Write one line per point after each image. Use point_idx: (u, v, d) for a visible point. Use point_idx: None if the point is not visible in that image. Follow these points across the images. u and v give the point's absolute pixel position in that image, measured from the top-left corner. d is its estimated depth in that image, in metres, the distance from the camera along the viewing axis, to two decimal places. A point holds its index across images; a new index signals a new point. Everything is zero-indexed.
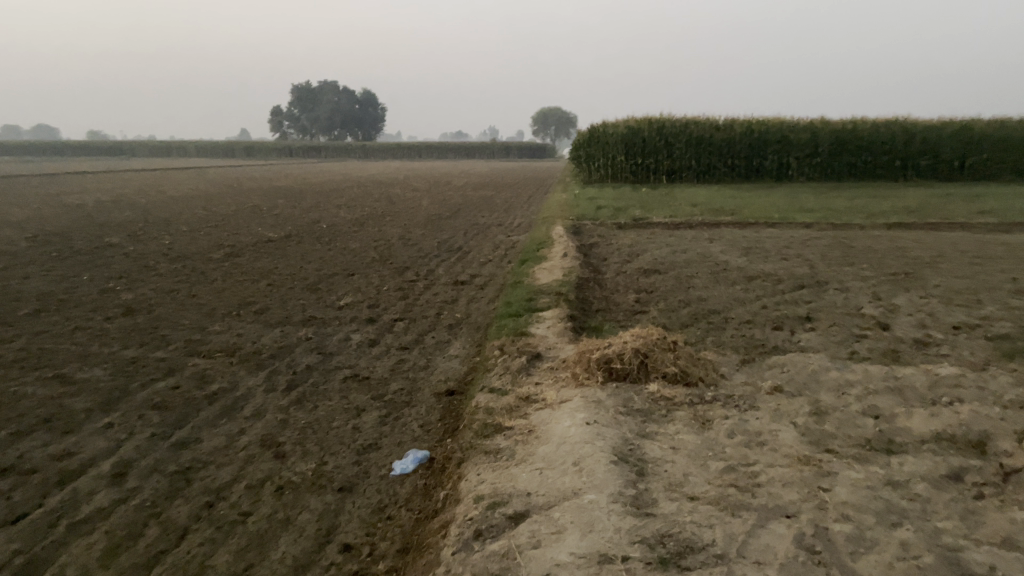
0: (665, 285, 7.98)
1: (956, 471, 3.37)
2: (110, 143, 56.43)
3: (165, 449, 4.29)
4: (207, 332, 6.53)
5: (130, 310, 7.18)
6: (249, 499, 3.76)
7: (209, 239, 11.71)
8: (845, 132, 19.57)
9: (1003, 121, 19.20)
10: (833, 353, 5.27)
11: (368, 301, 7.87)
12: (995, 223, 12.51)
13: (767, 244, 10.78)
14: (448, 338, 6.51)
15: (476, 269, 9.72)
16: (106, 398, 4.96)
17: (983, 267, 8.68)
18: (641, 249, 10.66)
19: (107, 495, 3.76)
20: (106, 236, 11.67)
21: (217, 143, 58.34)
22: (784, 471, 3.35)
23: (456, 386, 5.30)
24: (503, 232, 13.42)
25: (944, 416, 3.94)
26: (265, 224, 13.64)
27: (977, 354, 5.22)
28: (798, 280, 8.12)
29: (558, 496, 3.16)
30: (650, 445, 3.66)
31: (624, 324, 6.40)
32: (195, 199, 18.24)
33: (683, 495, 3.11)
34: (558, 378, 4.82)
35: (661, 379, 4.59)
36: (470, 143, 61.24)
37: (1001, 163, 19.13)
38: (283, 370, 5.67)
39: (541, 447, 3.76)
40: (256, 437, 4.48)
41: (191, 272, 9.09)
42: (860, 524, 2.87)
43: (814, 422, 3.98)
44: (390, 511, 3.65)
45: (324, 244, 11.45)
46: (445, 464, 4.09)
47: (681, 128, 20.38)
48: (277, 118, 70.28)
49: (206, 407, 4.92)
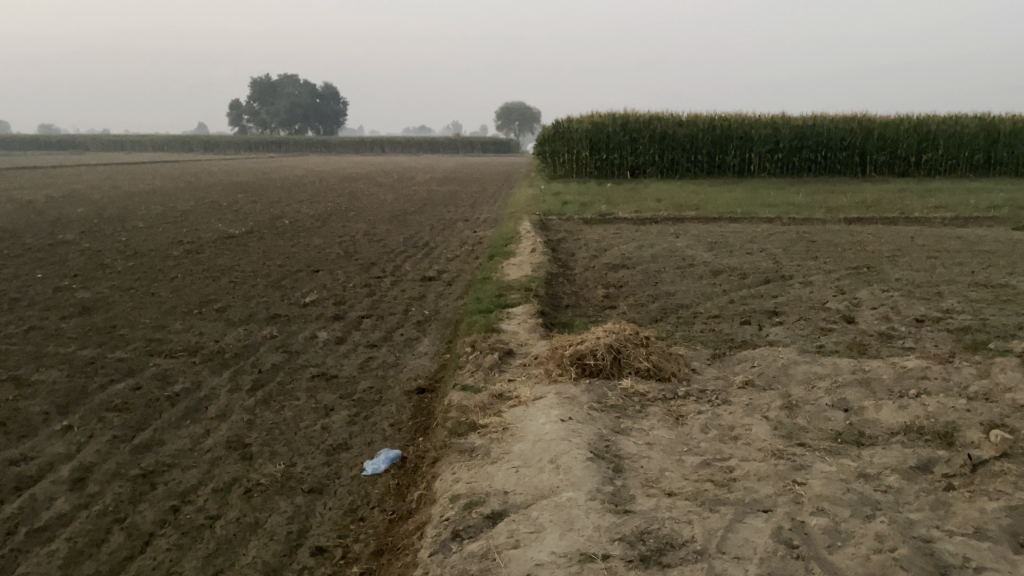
0: (633, 280, 8.00)
1: (924, 462, 3.42)
2: (62, 137, 55.13)
3: (127, 452, 4.17)
4: (168, 331, 6.37)
5: (87, 309, 6.99)
6: (217, 502, 3.67)
7: (168, 235, 11.46)
8: (806, 127, 19.84)
9: (957, 117, 19.63)
10: (802, 347, 5.32)
11: (335, 297, 7.77)
12: (951, 217, 12.80)
13: (731, 239, 10.87)
14: (417, 335, 6.45)
15: (443, 265, 9.65)
16: (65, 401, 4.80)
17: (942, 261, 8.86)
18: (608, 244, 10.68)
19: (68, 501, 3.64)
20: (60, 233, 11.35)
21: (174, 137, 57.13)
22: (759, 465, 3.36)
23: (427, 384, 5.25)
24: (469, 227, 13.37)
25: (911, 407, 4.00)
26: (226, 220, 13.39)
27: (941, 347, 5.32)
28: (764, 275, 8.20)
29: (536, 494, 3.13)
30: (625, 441, 3.65)
31: (595, 319, 6.39)
32: (153, 194, 17.85)
33: (661, 491, 3.10)
34: (530, 375, 4.79)
35: (634, 375, 4.60)
36: (433, 138, 60.95)
37: (956, 158, 19.57)
38: (249, 369, 5.56)
39: (516, 445, 3.73)
40: (222, 439, 4.38)
41: (150, 269, 8.88)
42: (835, 517, 2.89)
43: (786, 415, 4.01)
44: (363, 512, 3.59)
45: (287, 241, 11.28)
46: (418, 463, 4.04)
47: (645, 124, 20.48)
48: (237, 112, 69.17)
49: (169, 408, 4.79)
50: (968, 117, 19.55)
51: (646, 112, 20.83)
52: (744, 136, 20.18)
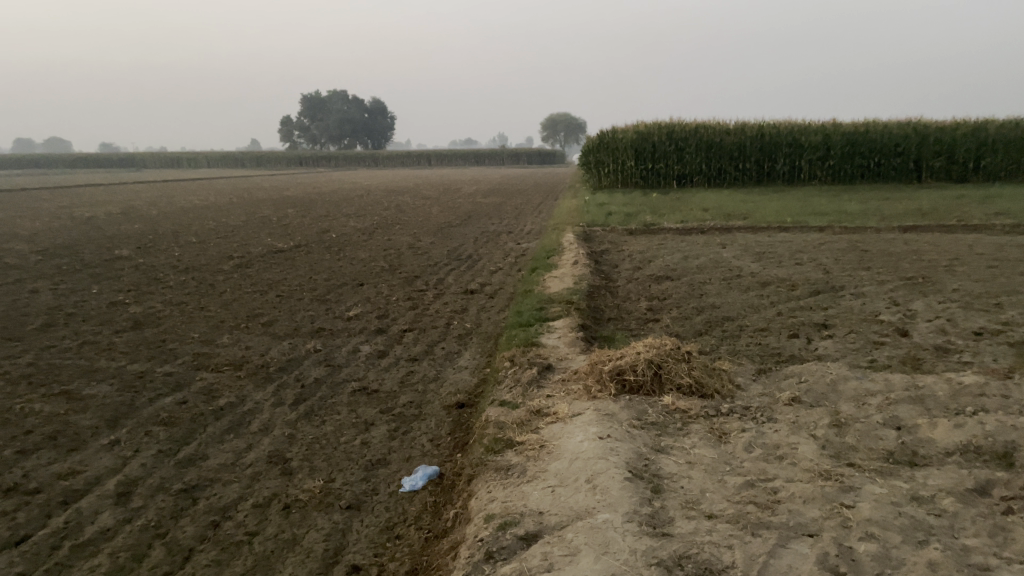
0: (677, 292, 7.88)
1: (982, 484, 3.26)
2: (121, 154, 57.11)
3: (171, 467, 4.22)
4: (216, 345, 6.48)
5: (138, 323, 7.16)
6: (256, 518, 3.69)
7: (218, 250, 11.70)
8: (858, 134, 19.40)
9: (1018, 120, 18.96)
10: (852, 362, 5.15)
11: (378, 311, 7.82)
12: (1012, 224, 12.34)
13: (780, 249, 10.64)
14: (458, 349, 6.44)
15: (486, 278, 9.65)
16: (114, 415, 4.91)
17: (1001, 270, 8.52)
18: (653, 254, 10.55)
19: (112, 515, 3.69)
20: (117, 249, 11.70)
21: (226, 153, 58.48)
22: (805, 486, 3.24)
23: (466, 399, 5.22)
24: (513, 239, 13.36)
25: (968, 425, 3.81)
26: (276, 234, 13.63)
27: (1000, 362, 5.08)
28: (813, 286, 8.00)
29: (572, 515, 3.07)
30: (665, 460, 3.56)
31: (636, 332, 6.30)
32: (205, 209, 18.26)
33: (700, 513, 3.01)
34: (570, 391, 4.72)
35: (676, 391, 4.50)
36: (480, 150, 61.38)
37: (1016, 163, 18.89)
38: (292, 383, 5.61)
39: (553, 463, 3.67)
40: (263, 453, 4.42)
41: (200, 284, 9.06)
42: (885, 543, 2.76)
43: (835, 434, 3.87)
44: (399, 530, 3.56)
45: (333, 255, 11.42)
46: (455, 480, 4.01)
47: (692, 132, 20.29)
48: (288, 128, 70.72)
49: (213, 422, 4.85)
50: None
51: (693, 120, 20.61)
52: (793, 143, 19.84)
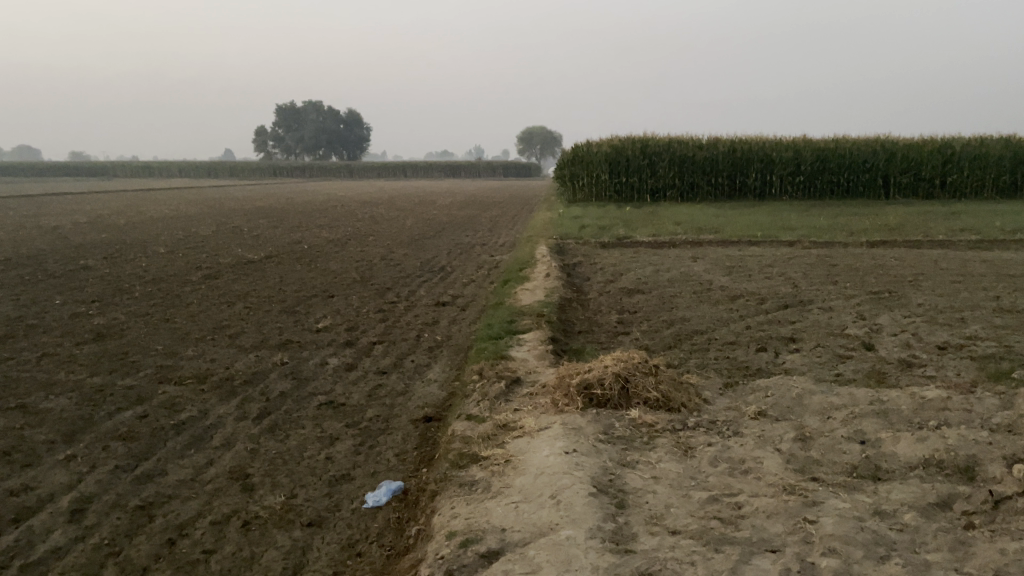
0: (648, 305, 7.90)
1: (943, 499, 3.27)
2: (89, 164, 56.23)
3: (128, 482, 4.12)
4: (180, 358, 6.35)
5: (101, 335, 7.01)
6: (213, 535, 3.61)
7: (187, 261, 11.52)
8: (827, 150, 19.69)
9: (983, 139, 19.41)
10: (819, 376, 5.18)
11: (347, 323, 7.73)
12: (976, 240, 12.58)
13: (750, 263, 10.71)
14: (428, 362, 6.38)
15: (458, 290, 9.59)
16: (71, 429, 4.78)
17: (965, 285, 8.67)
18: (624, 268, 10.57)
19: (64, 533, 3.59)
20: (82, 259, 11.45)
21: (197, 163, 57.80)
22: (768, 501, 3.23)
23: (434, 412, 5.16)
24: (486, 252, 13.31)
25: (931, 440, 3.84)
26: (246, 245, 13.45)
27: (963, 376, 5.14)
28: (781, 299, 8.06)
29: (535, 532, 3.03)
30: (631, 475, 3.54)
31: (606, 346, 6.29)
32: (176, 220, 18.03)
33: (664, 529, 2.99)
34: (537, 405, 4.69)
35: (643, 405, 4.49)
36: (455, 162, 61.36)
37: (981, 180, 19.30)
38: (257, 397, 5.51)
39: (518, 479, 3.63)
40: (224, 469, 4.32)
41: (166, 295, 8.91)
42: (847, 558, 2.75)
43: (800, 448, 3.87)
44: (360, 547, 3.50)
45: (304, 266, 11.28)
46: (419, 496, 3.94)
47: (665, 147, 20.45)
48: (262, 138, 70.26)
49: (175, 437, 4.74)
50: (992, 138, 19.34)
51: (666, 135, 20.78)
52: (764, 158, 20.08)
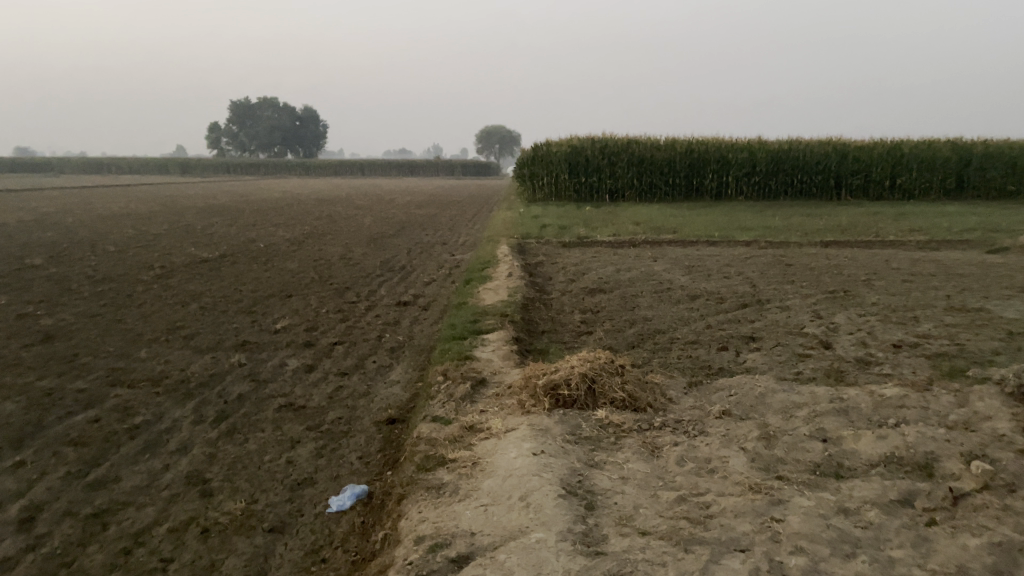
0: (609, 305, 7.93)
1: (905, 495, 3.33)
2: (33, 161, 54.54)
3: (80, 490, 3.97)
4: (133, 360, 6.17)
5: (49, 336, 6.77)
6: (171, 543, 3.50)
7: (139, 260, 11.21)
8: (782, 151, 20.02)
9: (930, 141, 19.96)
10: (779, 374, 5.24)
11: (307, 323, 7.60)
12: (925, 240, 12.91)
13: (708, 262, 10.84)
14: (390, 362, 6.30)
15: (419, 289, 9.52)
16: (19, 435, 4.59)
17: (916, 285, 8.89)
18: (586, 267, 10.60)
19: (14, 543, 3.45)
20: (28, 258, 11.06)
21: (147, 160, 56.47)
22: (735, 500, 3.25)
23: (397, 414, 5.09)
24: (447, 251, 13.26)
25: (891, 437, 3.91)
26: (200, 244, 13.16)
27: (918, 374, 5.25)
28: (741, 299, 8.16)
29: (504, 535, 3.00)
30: (599, 476, 3.53)
31: (570, 346, 6.29)
32: (126, 218, 17.53)
33: (634, 530, 2.99)
34: (503, 406, 4.66)
35: (609, 405, 4.49)
36: (414, 161, 61.01)
37: (929, 182, 19.83)
38: (214, 400, 5.36)
39: (485, 481, 3.60)
40: (181, 474, 4.20)
41: (118, 295, 8.64)
42: (815, 557, 2.78)
43: (764, 446, 3.91)
44: (325, 553, 3.43)
45: (261, 265, 11.07)
46: (384, 499, 3.89)
47: (623, 148, 20.59)
48: (216, 136, 68.92)
49: (129, 441, 4.60)
50: (939, 141, 19.88)
51: (624, 136, 20.94)
52: (720, 159, 20.33)
